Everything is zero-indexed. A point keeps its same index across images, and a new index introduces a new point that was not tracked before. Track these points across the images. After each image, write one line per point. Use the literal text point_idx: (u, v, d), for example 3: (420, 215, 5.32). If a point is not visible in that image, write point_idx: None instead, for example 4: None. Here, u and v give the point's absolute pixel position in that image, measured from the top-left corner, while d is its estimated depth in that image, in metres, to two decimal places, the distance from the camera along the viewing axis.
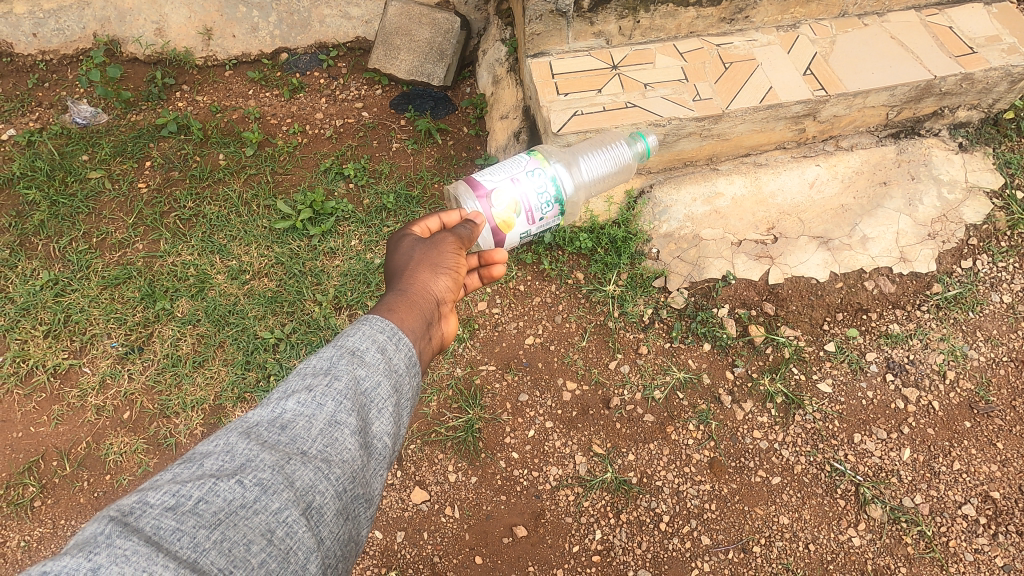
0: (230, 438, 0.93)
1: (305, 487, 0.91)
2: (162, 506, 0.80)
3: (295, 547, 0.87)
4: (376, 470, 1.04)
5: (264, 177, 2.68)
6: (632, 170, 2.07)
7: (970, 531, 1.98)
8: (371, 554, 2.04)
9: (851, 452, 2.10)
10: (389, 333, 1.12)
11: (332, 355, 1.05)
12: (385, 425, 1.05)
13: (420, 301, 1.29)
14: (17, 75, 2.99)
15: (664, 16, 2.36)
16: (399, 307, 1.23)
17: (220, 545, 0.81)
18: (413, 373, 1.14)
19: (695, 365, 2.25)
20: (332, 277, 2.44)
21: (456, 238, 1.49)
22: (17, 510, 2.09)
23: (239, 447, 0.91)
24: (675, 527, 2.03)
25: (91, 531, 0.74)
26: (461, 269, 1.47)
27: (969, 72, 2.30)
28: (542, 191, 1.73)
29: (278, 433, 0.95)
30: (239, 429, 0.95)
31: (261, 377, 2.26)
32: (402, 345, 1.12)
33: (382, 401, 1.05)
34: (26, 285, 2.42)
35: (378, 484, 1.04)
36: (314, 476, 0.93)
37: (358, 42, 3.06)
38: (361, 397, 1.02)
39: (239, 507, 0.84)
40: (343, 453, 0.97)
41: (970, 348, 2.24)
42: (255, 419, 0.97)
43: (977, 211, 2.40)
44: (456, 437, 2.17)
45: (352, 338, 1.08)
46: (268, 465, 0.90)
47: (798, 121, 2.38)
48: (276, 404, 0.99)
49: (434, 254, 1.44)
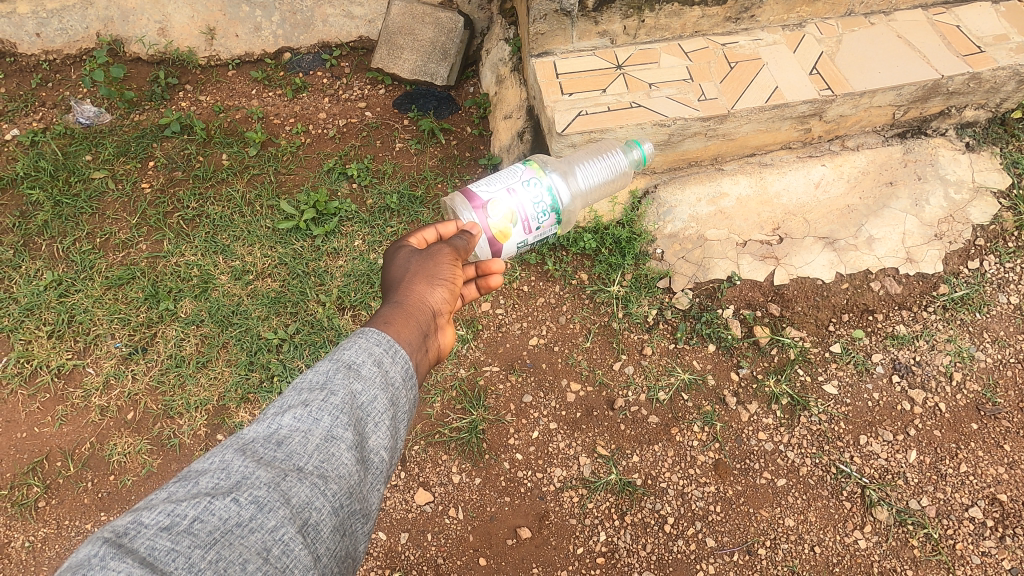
0: (225, 455, 0.92)
1: (301, 504, 0.91)
2: (157, 526, 0.79)
3: (291, 565, 0.87)
4: (372, 484, 1.04)
5: (268, 177, 2.68)
6: (628, 177, 2.06)
7: (977, 534, 1.97)
8: (374, 556, 2.03)
9: (857, 454, 2.09)
10: (385, 346, 1.12)
11: (328, 370, 1.05)
12: (381, 439, 1.05)
13: (416, 313, 1.29)
14: (20, 75, 2.99)
15: (669, 16, 2.34)
16: (395, 319, 1.24)
17: (215, 564, 0.80)
18: (409, 386, 1.14)
19: (700, 366, 2.24)
20: (335, 277, 2.43)
21: (452, 249, 1.49)
22: (21, 511, 2.09)
23: (235, 464, 0.90)
24: (679, 529, 2.02)
25: (85, 554, 0.73)
26: (458, 279, 1.47)
27: (977, 72, 2.29)
28: (539, 203, 1.73)
29: (274, 449, 0.95)
30: (235, 445, 0.94)
31: (265, 377, 2.26)
32: (398, 358, 1.13)
33: (378, 415, 1.05)
34: (29, 285, 2.42)
35: (373, 499, 1.04)
36: (310, 493, 0.92)
37: (361, 42, 3.05)
38: (357, 412, 1.03)
39: (235, 526, 0.84)
40: (339, 468, 0.97)
41: (977, 349, 2.22)
42: (250, 435, 0.96)
43: (984, 211, 2.38)
44: (459, 439, 2.16)
45: (348, 352, 1.08)
46: (264, 482, 0.89)
47: (804, 121, 2.36)
48: (271, 420, 0.98)
49: (430, 265, 1.44)
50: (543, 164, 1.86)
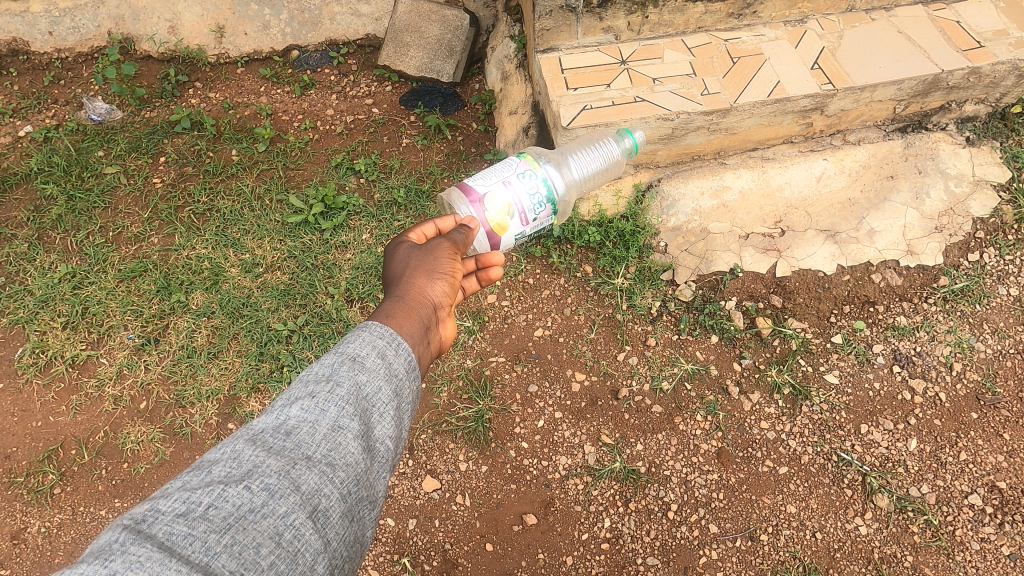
0: (236, 446, 0.96)
1: (310, 491, 0.94)
2: (173, 513, 0.83)
3: (303, 549, 0.90)
4: (379, 472, 1.07)
5: (277, 172, 2.72)
6: (620, 165, 2.10)
7: (977, 520, 2.00)
8: (383, 541, 2.07)
9: (858, 443, 2.12)
10: (389, 339, 1.15)
11: (333, 363, 1.08)
12: (387, 429, 1.08)
13: (417, 307, 1.33)
14: (33, 73, 3.03)
15: (672, 12, 2.38)
16: (397, 313, 1.27)
17: (230, 548, 0.83)
18: (413, 378, 1.17)
19: (703, 357, 2.27)
20: (343, 270, 2.48)
21: (450, 244, 1.53)
22: (37, 497, 2.14)
23: (246, 454, 0.94)
24: (683, 516, 2.06)
25: (107, 539, 0.77)
26: (458, 273, 1.50)
27: (977, 66, 2.32)
28: (535, 193, 1.76)
29: (283, 439, 0.98)
30: (245, 436, 0.98)
31: (275, 367, 2.30)
32: (401, 351, 1.16)
33: (383, 406, 1.08)
34: (44, 278, 2.47)
35: (381, 486, 1.07)
36: (319, 480, 0.96)
37: (367, 40, 3.10)
38: (362, 403, 1.06)
39: (248, 512, 0.87)
40: (346, 457, 1.00)
41: (977, 340, 2.25)
42: (260, 427, 1.00)
43: (984, 204, 2.41)
44: (466, 427, 2.20)
45: (352, 345, 1.11)
46: (274, 470, 0.93)
47: (806, 115, 2.39)
48: (280, 411, 1.02)
49: (430, 260, 1.47)
50: (537, 157, 1.89)
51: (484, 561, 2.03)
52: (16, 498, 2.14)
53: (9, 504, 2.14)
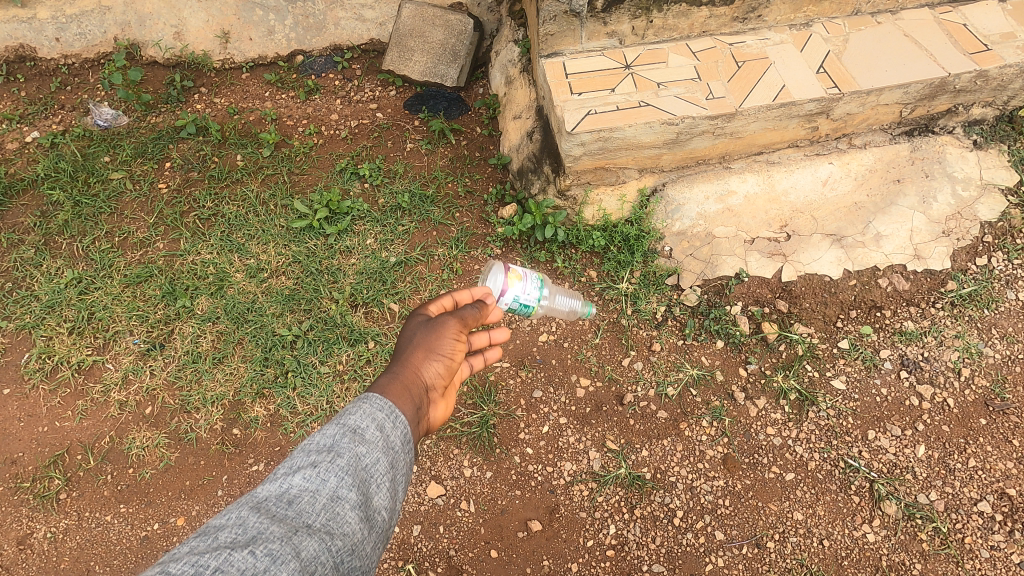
0: (240, 513, 0.95)
1: (311, 557, 0.92)
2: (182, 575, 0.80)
3: None
4: (373, 545, 1.06)
5: (282, 177, 2.72)
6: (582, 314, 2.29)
7: (986, 528, 1.98)
8: (388, 547, 2.06)
9: (866, 449, 2.11)
10: (387, 411, 1.20)
11: (334, 434, 1.11)
12: (383, 500, 1.09)
13: (411, 386, 1.34)
14: (40, 79, 3.05)
15: (677, 16, 2.37)
16: (391, 389, 1.29)
17: None
18: (407, 450, 1.21)
19: (708, 362, 2.27)
20: (348, 275, 2.48)
21: (458, 320, 1.52)
22: (43, 503, 2.14)
23: (250, 520, 0.93)
24: (688, 522, 2.04)
25: None
26: (460, 353, 1.50)
27: (984, 69, 2.28)
28: (528, 292, 2.23)
29: (285, 507, 0.98)
30: (249, 503, 0.98)
31: (280, 372, 2.30)
32: (398, 423, 1.20)
33: (380, 478, 1.10)
34: (50, 283, 2.48)
35: (372, 561, 1.06)
36: (319, 547, 0.94)
37: (372, 45, 3.10)
38: (361, 473, 1.07)
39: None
40: (344, 527, 1.00)
41: (986, 345, 2.23)
42: (262, 494, 1.00)
43: (992, 208, 2.40)
44: (471, 433, 2.19)
45: (352, 418, 1.15)
46: (277, 535, 0.92)
47: (811, 119, 2.35)
48: (283, 479, 1.02)
49: (434, 338, 1.46)
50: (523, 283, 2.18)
51: (488, 568, 2.02)
52: (22, 503, 2.15)
53: (15, 509, 2.14)
